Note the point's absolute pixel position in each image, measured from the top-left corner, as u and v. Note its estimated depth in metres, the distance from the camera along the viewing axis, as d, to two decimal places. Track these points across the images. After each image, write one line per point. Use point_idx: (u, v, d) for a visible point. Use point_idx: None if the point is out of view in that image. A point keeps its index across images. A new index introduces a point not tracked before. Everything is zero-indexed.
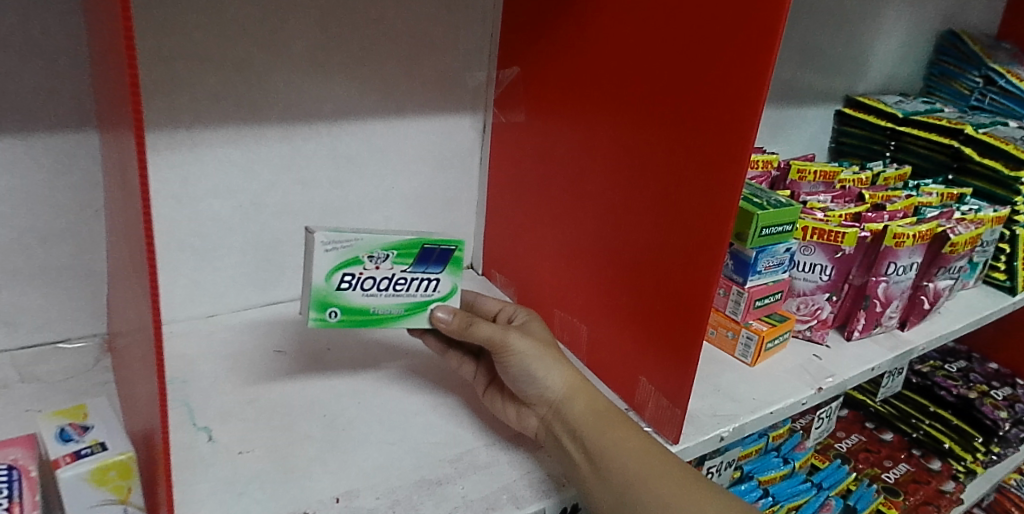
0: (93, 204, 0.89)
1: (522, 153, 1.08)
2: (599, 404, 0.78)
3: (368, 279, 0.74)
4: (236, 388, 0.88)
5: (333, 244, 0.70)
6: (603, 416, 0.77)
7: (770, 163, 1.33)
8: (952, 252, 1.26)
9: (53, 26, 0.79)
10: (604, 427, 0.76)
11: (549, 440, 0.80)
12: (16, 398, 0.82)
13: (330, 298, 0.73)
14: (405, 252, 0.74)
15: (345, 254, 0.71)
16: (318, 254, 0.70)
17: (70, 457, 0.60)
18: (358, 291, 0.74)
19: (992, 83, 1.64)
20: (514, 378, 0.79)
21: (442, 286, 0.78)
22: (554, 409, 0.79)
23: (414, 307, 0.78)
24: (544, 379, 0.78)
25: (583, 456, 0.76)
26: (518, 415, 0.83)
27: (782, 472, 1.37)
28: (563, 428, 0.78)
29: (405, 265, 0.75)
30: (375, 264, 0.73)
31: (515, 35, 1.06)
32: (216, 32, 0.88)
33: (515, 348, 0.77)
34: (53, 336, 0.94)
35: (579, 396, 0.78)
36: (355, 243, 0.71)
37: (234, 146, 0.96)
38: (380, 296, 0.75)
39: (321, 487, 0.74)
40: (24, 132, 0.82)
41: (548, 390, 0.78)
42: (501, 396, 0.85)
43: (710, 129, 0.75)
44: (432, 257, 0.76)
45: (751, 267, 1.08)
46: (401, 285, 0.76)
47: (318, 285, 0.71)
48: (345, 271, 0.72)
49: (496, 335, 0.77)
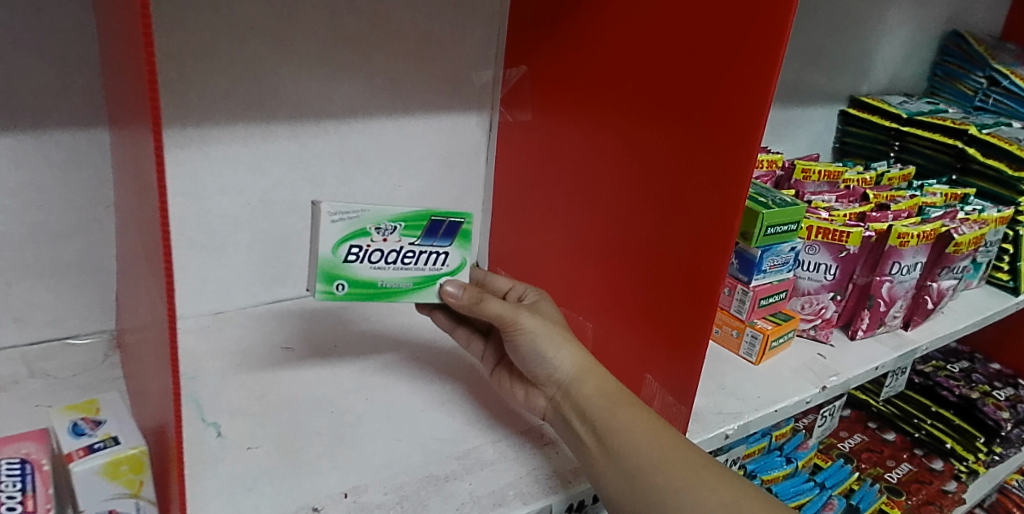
0: (103, 201, 0.90)
1: (528, 152, 1.09)
2: (608, 386, 0.79)
3: (375, 252, 0.73)
4: (245, 384, 0.89)
5: (340, 215, 0.70)
6: (615, 397, 0.77)
7: (775, 162, 1.33)
8: (956, 251, 1.26)
9: (65, 23, 0.80)
10: (615, 409, 0.76)
11: (557, 420, 0.82)
12: (26, 394, 0.82)
13: (337, 270, 0.72)
14: (413, 225, 0.74)
15: (352, 226, 0.71)
16: (324, 225, 0.69)
17: (83, 451, 0.61)
18: (366, 264, 0.73)
19: (996, 83, 1.65)
20: (523, 357, 0.82)
21: (450, 260, 0.78)
22: (564, 390, 0.80)
23: (422, 282, 0.78)
24: (553, 358, 0.80)
25: (593, 438, 0.77)
26: (526, 396, 0.87)
27: (785, 472, 1.38)
28: (571, 409, 0.80)
29: (413, 238, 0.75)
30: (382, 236, 0.73)
31: (522, 34, 1.06)
32: (226, 30, 0.88)
33: (526, 327, 0.79)
34: (63, 331, 0.94)
35: (589, 377, 0.79)
36: (361, 215, 0.71)
37: (242, 144, 0.96)
38: (388, 269, 0.75)
39: (330, 483, 0.74)
40: (35, 129, 0.83)
41: (557, 370, 0.80)
42: (509, 377, 0.90)
43: (716, 127, 0.76)
44: (440, 231, 0.76)
45: (757, 267, 1.09)
46: (409, 258, 0.76)
47: (325, 257, 0.71)
48: (353, 243, 0.71)
49: (506, 313, 0.79)
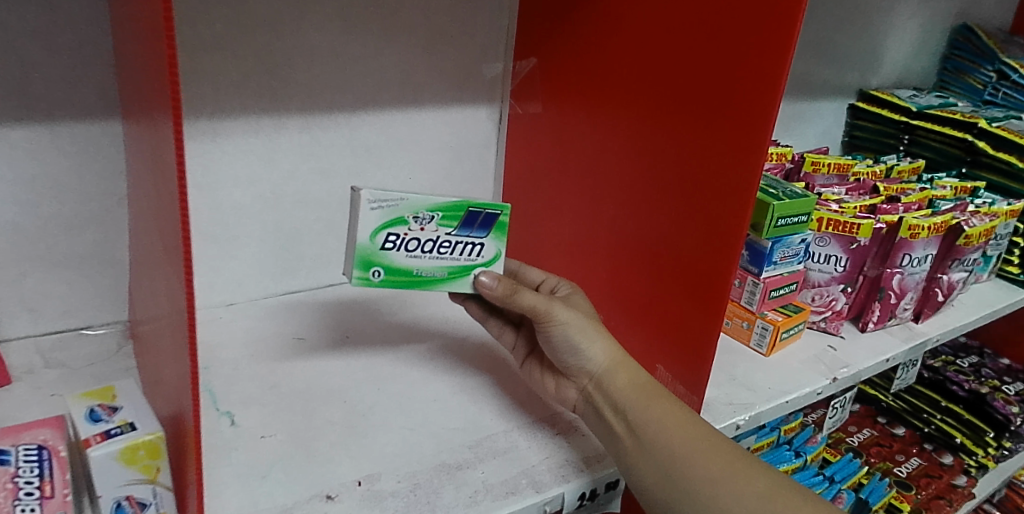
0: (117, 192, 0.90)
1: (539, 145, 1.09)
2: (640, 378, 0.79)
3: (412, 241, 0.74)
4: (258, 373, 0.89)
5: (378, 202, 0.70)
6: (646, 391, 0.77)
7: (784, 156, 1.34)
8: (966, 244, 1.26)
9: (79, 15, 0.80)
10: (648, 401, 0.76)
11: (588, 411, 0.82)
12: (42, 383, 0.83)
13: (374, 257, 0.72)
14: (450, 215, 0.74)
15: (390, 214, 0.71)
16: (363, 212, 0.70)
17: (100, 437, 0.61)
18: (402, 252, 0.74)
19: (1005, 77, 1.63)
20: (556, 348, 0.82)
21: (486, 251, 0.78)
22: (595, 381, 0.80)
23: (457, 272, 0.77)
24: (586, 350, 0.80)
25: (626, 430, 0.76)
26: (557, 387, 0.86)
27: (794, 466, 1.37)
28: (604, 400, 0.79)
29: (450, 228, 0.75)
30: (420, 225, 0.73)
31: (532, 26, 1.06)
32: (239, 24, 0.89)
33: (560, 319, 0.79)
34: (77, 322, 0.95)
35: (621, 369, 0.79)
36: (400, 203, 0.71)
37: (254, 136, 0.97)
38: (424, 257, 0.75)
39: (343, 471, 0.74)
40: (50, 120, 0.83)
41: (590, 362, 0.80)
42: (540, 367, 0.89)
43: (725, 120, 0.76)
44: (476, 222, 0.76)
45: (767, 259, 1.08)
46: (445, 248, 0.76)
47: (363, 244, 0.71)
48: (390, 230, 0.72)
49: (540, 305, 0.79)
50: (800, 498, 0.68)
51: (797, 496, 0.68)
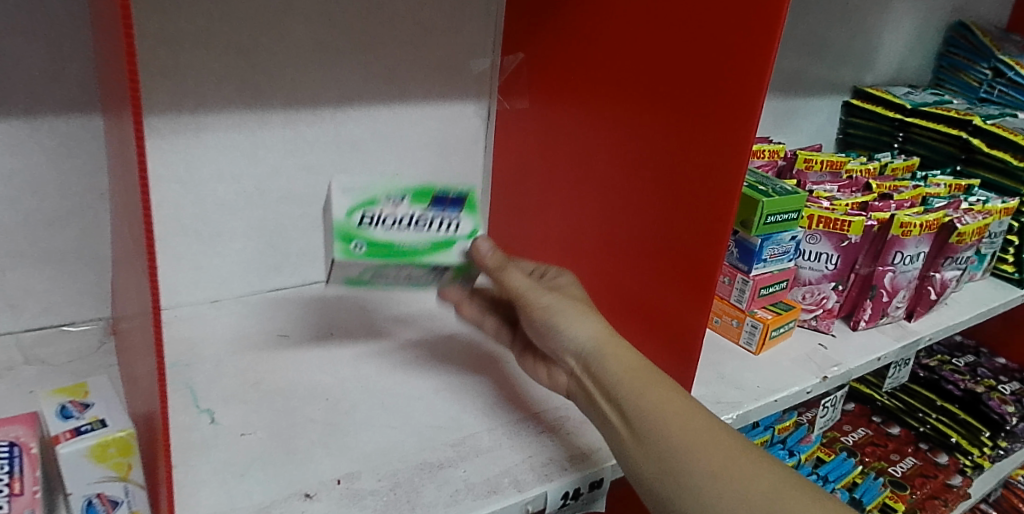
0: (98, 188, 0.89)
1: (525, 141, 1.08)
2: (635, 362, 0.75)
3: (388, 218, 0.72)
4: (241, 370, 0.88)
5: (347, 188, 0.72)
6: (642, 376, 0.73)
7: (776, 153, 1.33)
8: (958, 242, 1.24)
9: (58, 8, 0.79)
10: (642, 388, 0.72)
11: (581, 394, 0.80)
12: (21, 380, 0.82)
13: (353, 233, 0.70)
14: (419, 194, 0.75)
15: (360, 195, 0.72)
16: (333, 196, 0.72)
17: (70, 434, 0.61)
18: (380, 227, 0.71)
19: (1001, 75, 1.62)
20: (541, 331, 0.81)
21: (464, 226, 0.76)
22: (584, 363, 0.78)
23: (442, 249, 0.74)
24: (570, 331, 0.78)
25: (620, 418, 0.72)
26: (549, 375, 0.86)
27: (788, 465, 1.35)
28: (596, 385, 0.76)
29: (422, 205, 0.74)
30: (391, 204, 0.73)
31: (519, 20, 1.06)
32: (221, 18, 0.88)
33: (543, 301, 0.80)
34: (58, 319, 0.94)
35: (612, 353, 0.76)
36: (366, 185, 0.73)
37: (237, 131, 0.96)
38: (403, 235, 0.72)
39: (322, 469, 0.74)
40: (29, 115, 0.82)
41: (574, 343, 0.78)
42: (534, 356, 0.89)
43: (708, 114, 0.75)
44: (447, 198, 0.76)
45: (757, 256, 1.08)
46: (422, 226, 0.74)
47: (338, 221, 0.70)
48: (363, 209, 0.71)
49: (522, 286, 0.80)
50: (810, 503, 0.61)
51: (808, 501, 0.62)
